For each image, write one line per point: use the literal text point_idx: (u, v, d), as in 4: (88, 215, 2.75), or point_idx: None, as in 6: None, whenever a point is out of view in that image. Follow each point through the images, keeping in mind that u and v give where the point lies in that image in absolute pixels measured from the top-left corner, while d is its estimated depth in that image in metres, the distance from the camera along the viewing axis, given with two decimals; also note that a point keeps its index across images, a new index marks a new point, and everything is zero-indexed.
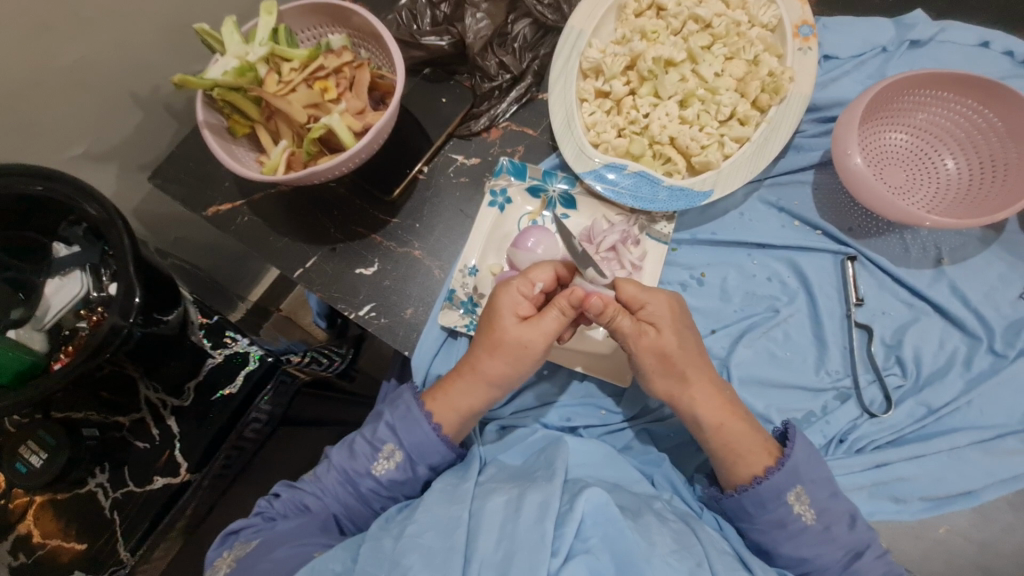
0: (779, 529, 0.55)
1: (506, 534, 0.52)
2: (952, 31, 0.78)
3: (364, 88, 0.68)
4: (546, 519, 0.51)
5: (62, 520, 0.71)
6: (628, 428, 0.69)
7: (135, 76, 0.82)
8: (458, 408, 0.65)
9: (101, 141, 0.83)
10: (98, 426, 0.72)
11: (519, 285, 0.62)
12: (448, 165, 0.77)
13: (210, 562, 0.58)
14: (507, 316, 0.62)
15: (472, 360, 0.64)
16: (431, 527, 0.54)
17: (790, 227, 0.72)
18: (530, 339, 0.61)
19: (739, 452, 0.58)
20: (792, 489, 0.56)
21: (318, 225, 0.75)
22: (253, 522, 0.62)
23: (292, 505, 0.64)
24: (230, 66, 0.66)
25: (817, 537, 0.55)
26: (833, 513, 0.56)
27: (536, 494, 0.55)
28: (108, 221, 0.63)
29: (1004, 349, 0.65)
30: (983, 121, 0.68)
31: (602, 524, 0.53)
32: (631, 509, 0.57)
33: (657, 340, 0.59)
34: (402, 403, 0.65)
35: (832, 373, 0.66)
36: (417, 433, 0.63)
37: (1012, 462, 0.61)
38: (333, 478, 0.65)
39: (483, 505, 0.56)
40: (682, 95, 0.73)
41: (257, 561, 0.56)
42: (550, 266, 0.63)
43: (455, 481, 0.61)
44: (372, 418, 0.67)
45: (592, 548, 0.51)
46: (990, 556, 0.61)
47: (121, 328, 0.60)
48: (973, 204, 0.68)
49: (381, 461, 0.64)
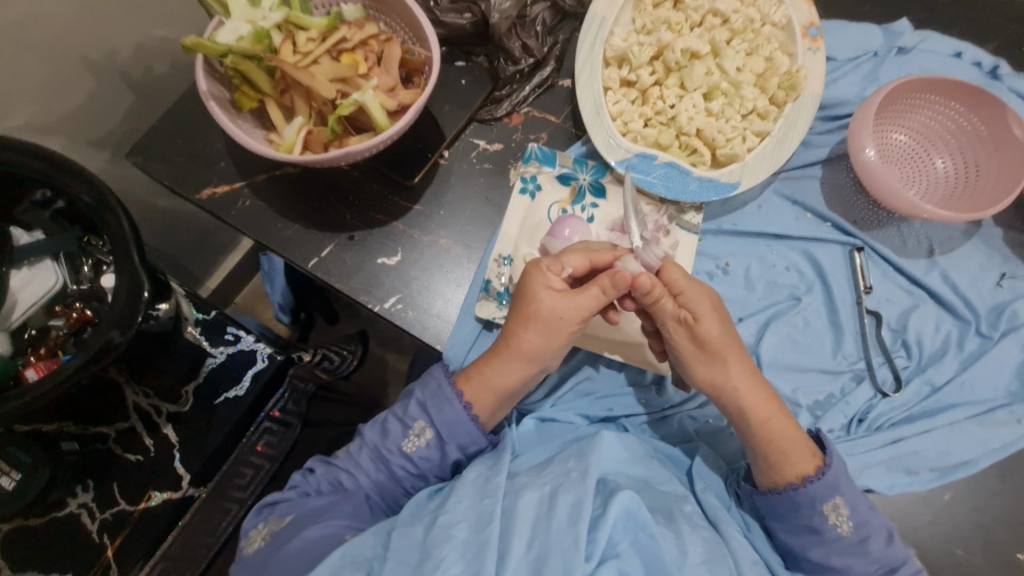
0: (813, 535, 0.57)
1: (539, 533, 0.50)
2: (931, 42, 0.83)
3: (393, 64, 0.63)
4: (579, 521, 0.50)
5: (42, 550, 0.66)
6: (668, 417, 0.70)
7: (89, 36, 0.74)
8: (496, 392, 0.61)
9: (47, 111, 0.75)
10: (77, 439, 0.67)
11: (552, 265, 0.60)
12: (469, 149, 0.74)
13: (245, 532, 0.56)
14: (543, 289, 0.59)
15: (507, 334, 0.61)
16: (464, 519, 0.52)
17: (804, 220, 0.76)
18: (569, 312, 0.58)
19: (788, 451, 0.58)
20: (831, 500, 0.57)
21: (331, 210, 0.70)
22: (288, 496, 0.59)
23: (326, 481, 0.60)
24: (244, 31, 0.59)
25: (852, 549, 0.56)
26: (872, 526, 0.57)
27: (569, 493, 0.53)
28: (98, 204, 0.56)
29: (989, 331, 0.71)
30: (970, 125, 0.74)
31: (632, 528, 0.52)
32: (663, 512, 0.56)
33: (699, 329, 0.59)
34: (434, 380, 0.61)
35: (847, 357, 0.71)
36: (448, 412, 0.60)
37: (1002, 433, 0.67)
38: (365, 457, 0.61)
39: (516, 500, 0.53)
40: (706, 88, 0.73)
41: (288, 540, 0.53)
42: (584, 255, 0.60)
43: (487, 472, 0.57)
44: (402, 395, 0.64)
45: (622, 553, 0.50)
46: (984, 517, 0.68)
47: (119, 344, 0.54)
48: (961, 200, 0.74)
49: (412, 438, 0.60)
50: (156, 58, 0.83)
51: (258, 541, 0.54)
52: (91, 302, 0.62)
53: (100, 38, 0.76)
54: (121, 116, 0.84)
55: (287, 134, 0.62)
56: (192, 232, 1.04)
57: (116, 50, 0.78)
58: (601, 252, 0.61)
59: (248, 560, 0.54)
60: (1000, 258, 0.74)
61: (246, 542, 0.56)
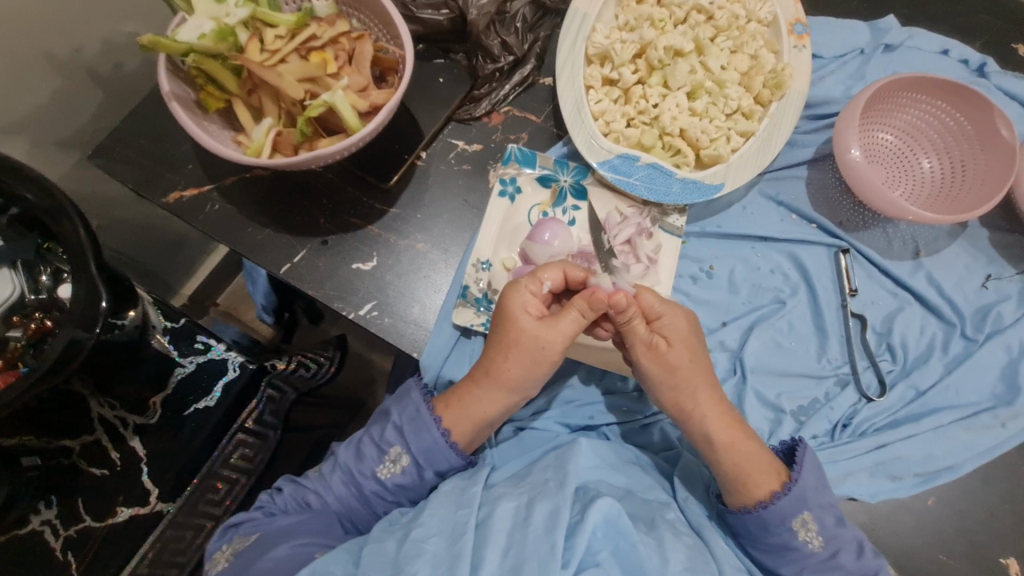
0: (789, 552, 0.56)
1: (515, 542, 0.49)
2: (919, 38, 0.82)
3: (366, 62, 0.61)
4: (556, 528, 0.49)
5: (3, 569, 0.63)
6: (651, 426, 0.69)
7: (51, 33, 0.71)
8: (474, 421, 0.59)
9: (9, 110, 0.71)
10: (39, 454, 0.64)
11: (528, 285, 0.59)
12: (448, 150, 0.72)
13: (209, 553, 0.54)
14: (522, 315, 0.58)
15: (486, 364, 0.59)
16: (438, 533, 0.50)
17: (789, 221, 0.75)
18: (550, 337, 0.57)
19: (751, 471, 0.57)
20: (798, 516, 0.55)
21: (305, 214, 0.68)
22: (254, 516, 0.57)
23: (293, 501, 0.59)
24: (207, 28, 0.57)
25: (821, 565, 0.56)
26: (841, 539, 0.56)
27: (546, 501, 0.52)
28: (50, 207, 0.55)
29: (974, 334, 0.70)
30: (956, 126, 0.73)
31: (612, 535, 0.50)
32: (644, 518, 0.55)
33: (670, 353, 0.58)
34: (411, 403, 0.59)
35: (833, 361, 0.70)
36: (425, 438, 0.58)
37: (987, 436, 0.67)
38: (336, 479, 0.59)
39: (493, 510, 0.52)
40: (690, 87, 0.72)
41: (254, 562, 0.51)
42: (559, 266, 0.61)
43: (463, 483, 0.56)
44: (378, 416, 0.61)
45: (603, 562, 0.49)
46: (968, 521, 0.67)
47: (86, 343, 0.53)
48: (947, 202, 0.73)
49: (386, 464, 0.58)
50: (125, 54, 0.80)
51: (220, 562, 0.53)
52: (51, 311, 0.59)
53: (65, 33, 0.73)
54: (89, 116, 0.81)
55: (254, 136, 0.60)
56: (166, 235, 1.01)
57: (82, 47, 0.75)
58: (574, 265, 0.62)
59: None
60: (985, 259, 0.73)
61: (210, 566, 0.54)
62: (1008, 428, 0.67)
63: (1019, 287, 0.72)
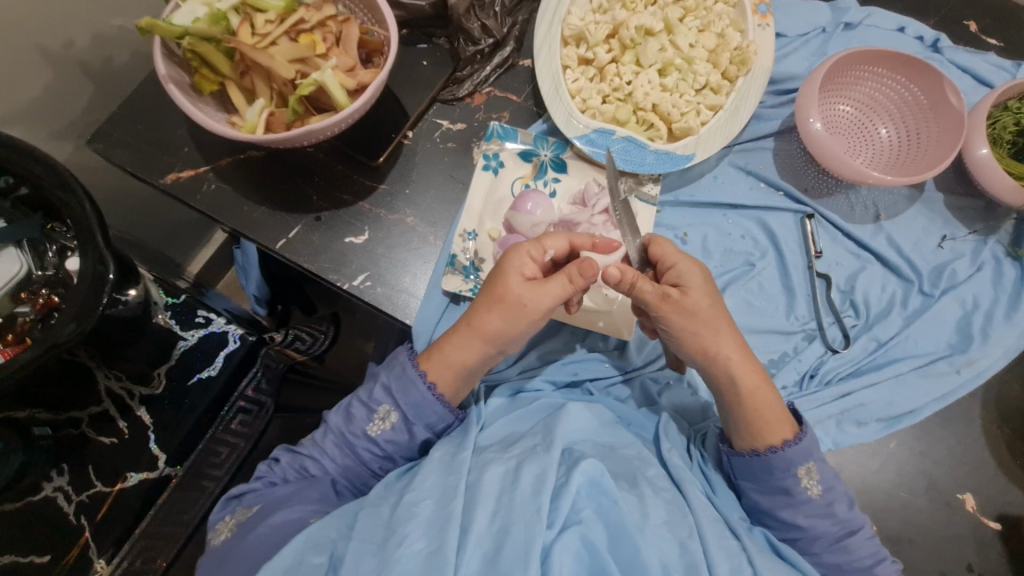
0: (785, 497, 0.60)
1: (504, 503, 0.51)
2: (876, 17, 0.87)
3: (353, 44, 0.64)
4: (542, 491, 0.51)
5: (22, 535, 0.71)
6: (630, 378, 0.75)
7: (45, 26, 0.73)
8: (456, 369, 0.62)
9: (6, 102, 0.73)
10: (51, 425, 0.72)
11: (530, 251, 0.61)
12: (433, 130, 0.75)
13: (213, 525, 0.58)
14: (514, 277, 0.60)
15: (470, 315, 0.61)
16: (429, 496, 0.53)
17: (758, 189, 0.79)
18: (531, 299, 0.59)
19: (767, 420, 0.61)
20: (804, 464, 0.60)
21: (298, 192, 0.71)
22: (255, 487, 0.61)
23: (292, 469, 0.62)
24: (201, 13, 0.60)
25: (817, 511, 0.60)
26: (836, 491, 0.61)
27: (534, 464, 0.54)
28: (62, 190, 0.58)
29: (931, 290, 0.75)
30: (910, 96, 0.78)
31: (594, 494, 0.53)
32: (625, 475, 0.58)
33: (695, 294, 0.61)
34: (398, 363, 0.62)
35: (800, 318, 0.75)
36: (413, 394, 0.61)
37: (942, 382, 0.72)
38: (329, 442, 0.62)
39: (481, 475, 0.54)
40: (661, 64, 0.75)
41: (254, 527, 0.55)
42: (564, 237, 0.63)
43: (453, 449, 0.59)
44: (366, 380, 0.65)
45: (585, 519, 0.51)
46: (929, 461, 0.73)
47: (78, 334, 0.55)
48: (904, 166, 0.78)
49: (377, 422, 0.61)
50: (114, 47, 0.83)
51: (225, 533, 0.56)
52: (58, 288, 0.62)
53: (56, 27, 0.75)
54: (80, 108, 0.83)
55: (248, 116, 0.63)
56: (163, 226, 1.04)
57: (73, 41, 0.77)
58: (579, 237, 0.64)
59: (216, 549, 0.55)
60: (941, 221, 0.78)
61: (214, 534, 0.58)
62: (963, 374, 0.72)
63: (972, 246, 0.77)
